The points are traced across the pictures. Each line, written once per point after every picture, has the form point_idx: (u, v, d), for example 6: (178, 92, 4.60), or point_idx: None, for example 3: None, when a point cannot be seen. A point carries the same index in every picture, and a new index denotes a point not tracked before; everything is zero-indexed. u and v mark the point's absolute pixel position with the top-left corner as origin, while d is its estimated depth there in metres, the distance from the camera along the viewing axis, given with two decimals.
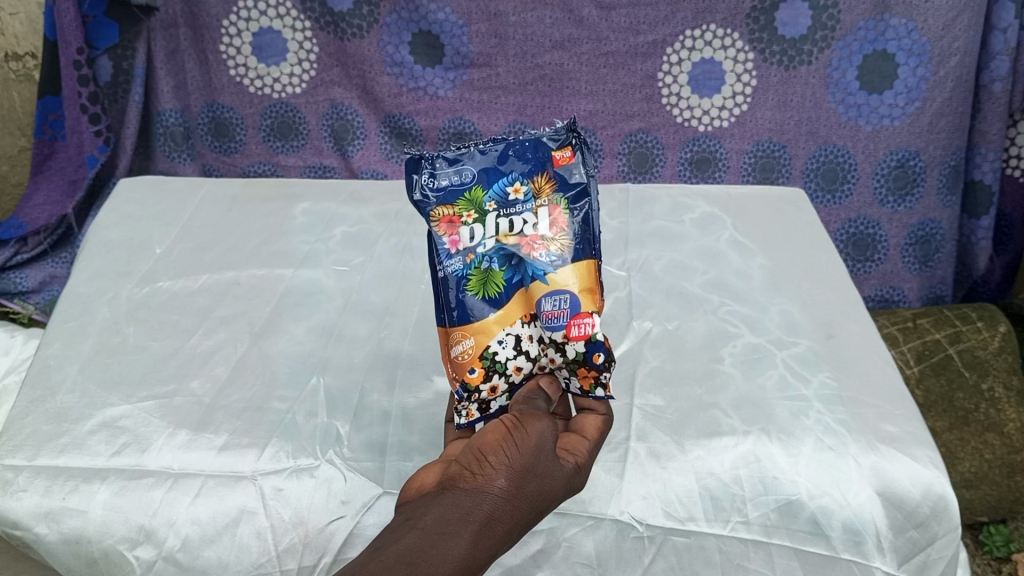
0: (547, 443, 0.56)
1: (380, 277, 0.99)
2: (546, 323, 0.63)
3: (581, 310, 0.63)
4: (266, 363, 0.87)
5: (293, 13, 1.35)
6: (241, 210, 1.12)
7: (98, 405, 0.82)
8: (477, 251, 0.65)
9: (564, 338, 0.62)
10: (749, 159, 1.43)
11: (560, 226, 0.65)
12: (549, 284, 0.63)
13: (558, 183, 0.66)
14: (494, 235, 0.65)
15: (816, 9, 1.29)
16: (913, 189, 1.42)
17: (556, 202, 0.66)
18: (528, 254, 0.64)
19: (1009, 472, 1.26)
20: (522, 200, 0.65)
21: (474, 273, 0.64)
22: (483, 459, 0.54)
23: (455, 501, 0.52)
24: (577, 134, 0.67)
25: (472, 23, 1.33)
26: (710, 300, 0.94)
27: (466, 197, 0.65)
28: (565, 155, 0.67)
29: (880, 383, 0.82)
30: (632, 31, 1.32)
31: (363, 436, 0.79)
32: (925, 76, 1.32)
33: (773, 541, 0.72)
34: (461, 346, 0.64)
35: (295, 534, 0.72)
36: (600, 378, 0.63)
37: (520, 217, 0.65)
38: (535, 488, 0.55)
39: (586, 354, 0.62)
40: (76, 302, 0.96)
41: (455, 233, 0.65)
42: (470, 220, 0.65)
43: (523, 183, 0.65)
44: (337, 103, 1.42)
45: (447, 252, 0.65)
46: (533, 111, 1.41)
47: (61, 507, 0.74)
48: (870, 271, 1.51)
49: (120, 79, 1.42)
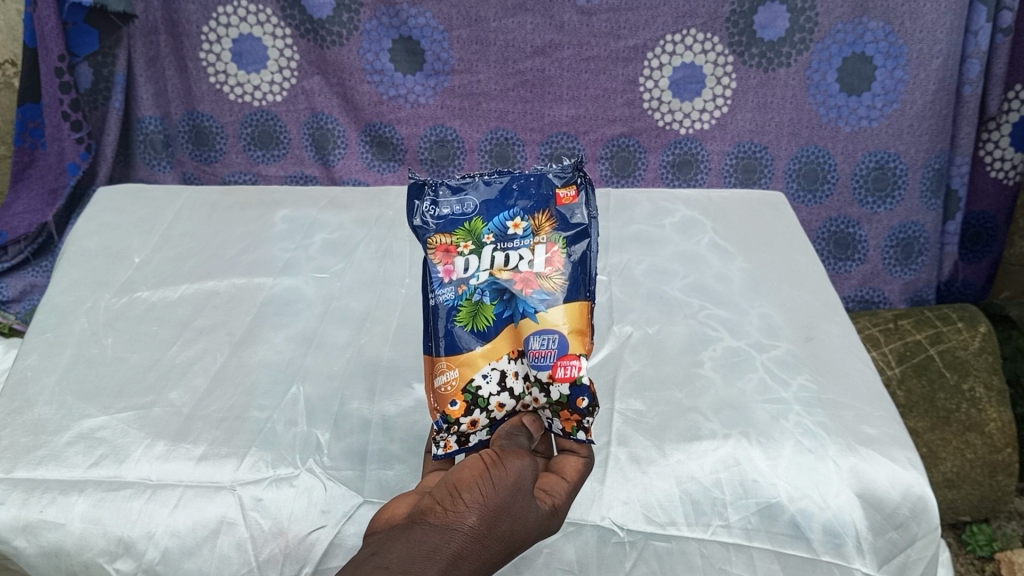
0: (523, 484, 0.57)
1: (360, 284, 0.99)
2: (533, 361, 0.64)
3: (569, 352, 0.63)
4: (245, 372, 0.87)
5: (273, 20, 1.34)
6: (221, 218, 1.12)
7: (75, 417, 0.82)
8: (470, 283, 0.65)
9: (549, 378, 0.63)
10: (730, 161, 1.44)
11: (556, 264, 0.65)
12: (538, 322, 0.64)
13: (559, 222, 0.66)
14: (488, 268, 0.65)
15: (794, 12, 1.30)
16: (893, 191, 1.43)
17: (555, 240, 0.66)
18: (521, 291, 0.65)
19: (990, 471, 1.27)
20: (521, 235, 0.65)
21: (465, 304, 0.65)
22: (458, 496, 0.55)
23: (424, 534, 0.52)
24: (584, 173, 0.67)
25: (452, 29, 1.33)
26: (690, 304, 0.94)
27: (465, 227, 0.65)
28: (570, 194, 0.66)
29: (859, 384, 0.83)
30: (612, 37, 1.33)
31: (343, 444, 0.78)
32: (903, 78, 1.33)
33: (754, 545, 0.72)
34: (445, 376, 0.64)
35: (276, 544, 0.72)
36: (582, 421, 0.64)
37: (516, 251, 0.65)
38: (507, 528, 0.55)
39: (570, 396, 0.63)
40: (54, 313, 0.95)
41: (449, 263, 0.65)
42: (466, 250, 0.65)
43: (524, 219, 0.66)
44: (317, 112, 1.42)
45: (440, 281, 0.65)
46: (514, 117, 1.41)
47: (39, 520, 0.73)
48: (851, 271, 1.52)
49: (100, 86, 1.40)
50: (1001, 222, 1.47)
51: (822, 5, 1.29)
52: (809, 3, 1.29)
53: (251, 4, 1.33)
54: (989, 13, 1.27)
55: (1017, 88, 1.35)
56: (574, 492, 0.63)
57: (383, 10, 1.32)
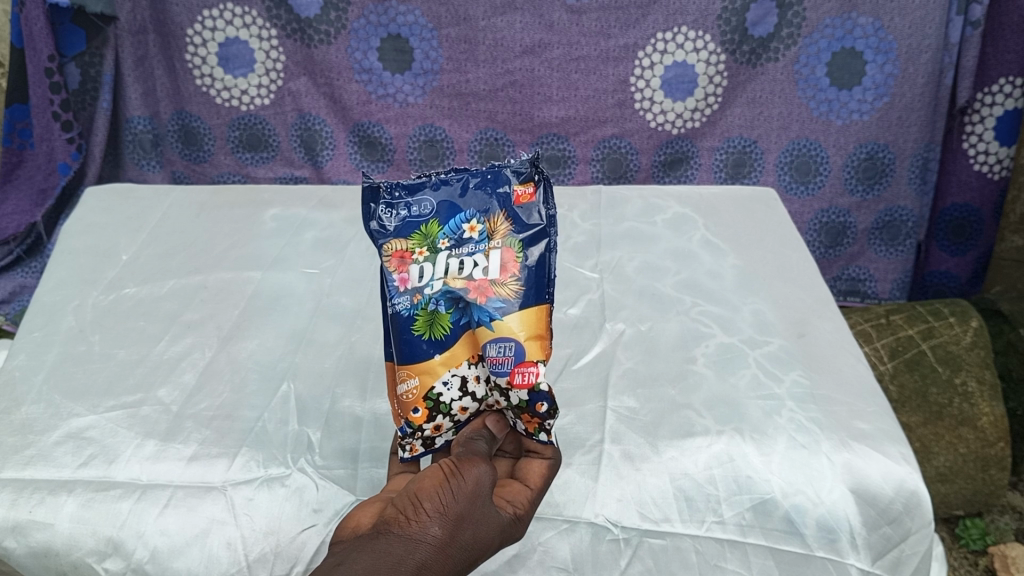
0: (485, 490, 0.58)
1: (351, 282, 0.99)
2: (491, 368, 0.63)
3: (526, 358, 0.62)
4: (234, 370, 0.86)
5: (259, 22, 1.33)
6: (210, 217, 1.11)
7: (64, 416, 0.81)
8: (425, 292, 0.65)
9: (508, 385, 0.62)
10: (719, 156, 1.44)
11: (511, 269, 0.65)
12: (494, 330, 0.63)
13: (515, 223, 0.67)
14: (443, 276, 0.66)
15: (783, 7, 1.29)
16: (882, 179, 1.44)
17: (509, 244, 0.66)
18: (476, 299, 0.64)
19: (983, 466, 1.27)
20: (476, 238, 0.67)
21: (421, 313, 0.65)
22: (419, 505, 0.56)
23: (387, 547, 0.53)
24: (540, 169, 0.68)
25: (441, 28, 1.33)
26: (682, 300, 0.94)
27: (421, 231, 0.67)
28: (527, 193, 0.68)
29: (852, 381, 0.82)
30: (602, 35, 1.33)
31: (335, 443, 0.78)
32: (892, 73, 1.33)
33: (749, 541, 0.72)
34: (406, 385, 0.65)
35: (266, 543, 0.71)
36: (544, 424, 0.64)
37: (471, 257, 0.66)
38: (470, 536, 0.56)
39: (529, 403, 0.62)
40: (41, 312, 0.94)
41: (404, 271, 0.66)
42: (421, 257, 0.67)
43: (478, 221, 0.67)
44: (305, 113, 1.42)
45: (396, 290, 0.66)
46: (504, 118, 1.41)
47: (27, 520, 0.72)
48: (839, 255, 1.53)
49: (88, 86, 1.39)
50: (987, 216, 1.47)
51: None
52: None
53: (237, 6, 1.32)
54: (959, 6, 1.26)
55: (999, 81, 1.34)
56: (538, 496, 0.64)
57: (372, 8, 1.32)
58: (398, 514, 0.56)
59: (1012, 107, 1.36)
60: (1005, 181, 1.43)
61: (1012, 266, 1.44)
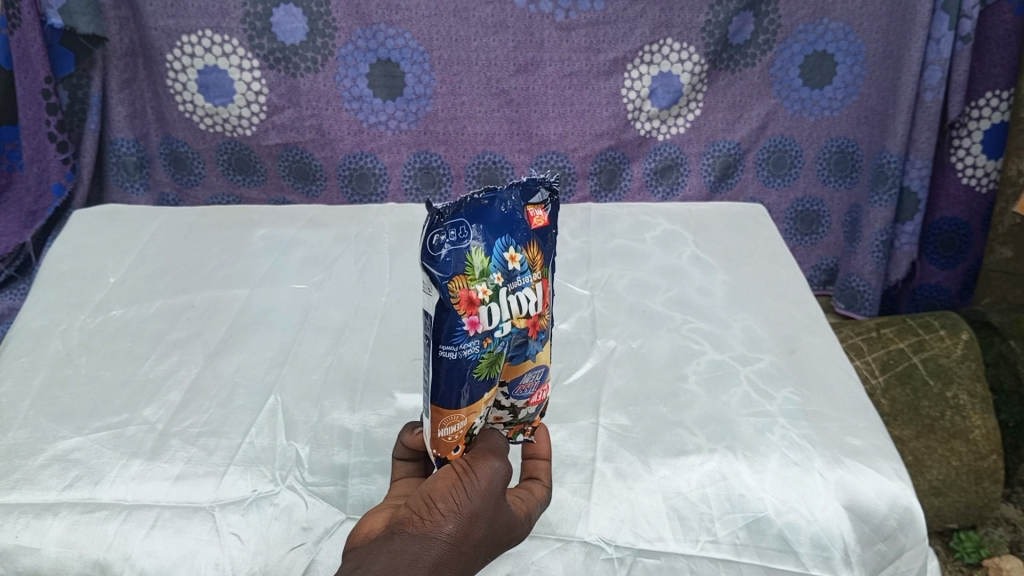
0: (498, 488, 0.57)
1: (338, 298, 0.98)
2: (517, 392, 0.63)
3: (544, 379, 0.65)
4: (221, 387, 0.85)
5: (240, 52, 1.33)
6: (199, 237, 1.11)
7: (49, 439, 0.80)
8: (494, 335, 0.57)
9: (525, 403, 0.64)
10: (707, 161, 1.44)
11: (544, 301, 0.62)
12: (536, 360, 0.62)
13: (541, 251, 0.61)
14: (508, 317, 0.58)
15: (759, 16, 1.31)
16: (852, 172, 1.46)
17: (541, 275, 0.61)
18: (530, 337, 0.60)
19: (977, 478, 1.27)
20: (521, 271, 0.59)
21: (486, 357, 0.57)
22: (433, 505, 0.55)
23: (402, 548, 0.53)
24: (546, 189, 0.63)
25: (433, 50, 1.33)
26: (673, 317, 0.94)
27: (474, 264, 0.56)
28: (539, 216, 0.62)
29: (844, 397, 0.82)
30: (591, 50, 1.33)
31: (325, 461, 0.77)
32: (861, 74, 1.36)
33: (744, 560, 0.71)
34: (452, 428, 0.58)
35: (255, 564, 0.70)
36: (524, 427, 0.66)
37: (523, 293, 0.59)
38: (484, 532, 0.55)
39: (530, 416, 0.65)
40: (28, 335, 0.93)
41: (474, 313, 0.55)
42: (485, 297, 0.56)
43: (519, 252, 0.59)
44: (289, 146, 1.42)
45: (465, 334, 0.55)
46: (501, 139, 1.42)
47: (13, 546, 0.72)
48: (814, 244, 1.55)
49: (77, 108, 1.38)
50: (976, 229, 1.48)
51: (785, 7, 1.30)
52: (772, 6, 1.30)
53: (215, 34, 1.31)
54: (951, 21, 1.24)
55: (987, 95, 1.35)
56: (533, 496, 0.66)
57: (360, 32, 1.31)
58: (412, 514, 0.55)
59: (1001, 120, 1.37)
60: (992, 194, 1.44)
61: (1000, 278, 1.46)
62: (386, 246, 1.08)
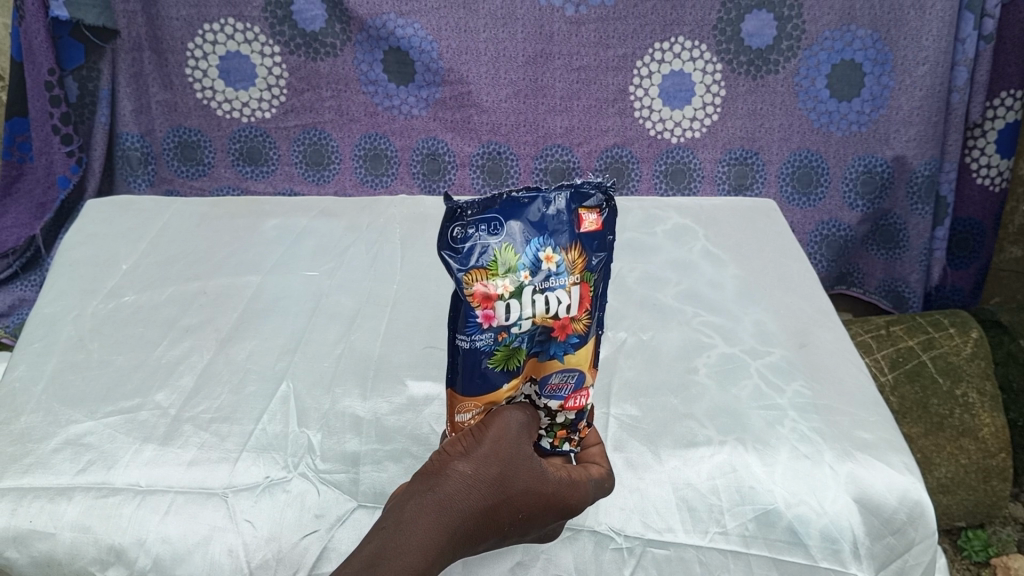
0: (525, 442, 0.61)
1: (350, 285, 0.99)
2: (547, 393, 0.63)
3: (582, 386, 0.64)
4: (232, 372, 0.86)
5: (262, 38, 1.30)
6: (212, 226, 1.11)
7: (62, 423, 0.80)
8: (511, 331, 0.57)
9: (559, 407, 0.64)
10: (723, 168, 1.39)
11: (587, 307, 0.60)
12: (565, 362, 0.61)
13: (589, 256, 0.59)
14: (530, 316, 0.57)
15: (782, 20, 1.27)
16: (881, 193, 1.39)
17: (586, 279, 0.59)
18: (557, 338, 0.60)
19: (985, 477, 1.27)
20: (555, 271, 0.57)
21: (502, 349, 0.58)
22: (447, 455, 0.61)
23: (422, 502, 0.59)
24: (607, 195, 0.60)
25: (442, 39, 1.29)
26: (684, 310, 0.94)
27: (497, 258, 0.56)
28: (593, 219, 0.59)
29: (854, 390, 0.82)
30: (602, 45, 1.30)
31: (336, 446, 0.78)
32: (889, 84, 1.31)
33: (752, 552, 0.72)
34: (468, 414, 0.62)
35: (268, 550, 0.72)
36: (571, 436, 0.68)
37: (553, 294, 0.58)
38: (496, 474, 0.60)
39: (573, 421, 0.66)
40: (42, 322, 0.94)
41: (489, 307, 0.56)
42: (504, 292, 0.56)
43: (556, 252, 0.57)
44: (310, 127, 1.37)
45: (478, 327, 0.57)
46: (507, 130, 1.36)
47: (28, 530, 0.72)
48: (836, 263, 1.48)
49: (87, 100, 1.35)
50: (989, 228, 1.47)
51: (809, 11, 1.27)
52: (795, 10, 1.27)
53: (238, 22, 1.30)
54: (975, 20, 1.26)
55: (1002, 95, 1.35)
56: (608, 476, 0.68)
57: (372, 22, 1.28)
58: (433, 463, 0.61)
59: (1013, 121, 1.36)
60: (1004, 194, 1.43)
61: (1011, 277, 1.46)
62: (397, 236, 1.09)
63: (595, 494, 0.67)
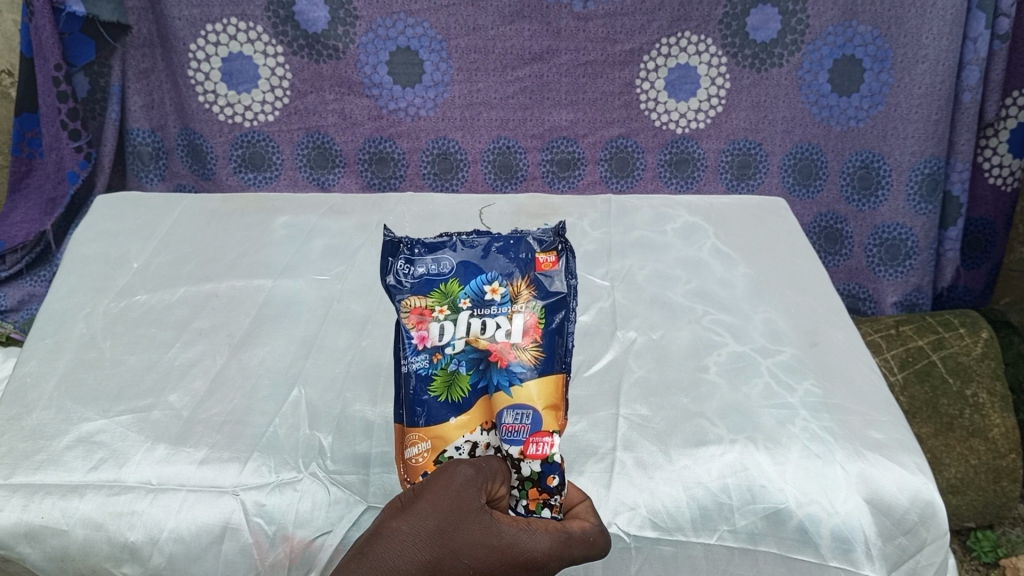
0: (473, 493, 0.56)
1: (361, 287, 0.99)
2: (504, 436, 0.59)
3: (541, 428, 0.59)
4: (244, 375, 0.86)
5: (265, 38, 1.30)
6: (222, 224, 1.11)
7: (74, 421, 0.81)
8: (446, 352, 0.62)
9: (519, 454, 0.59)
10: (725, 158, 1.38)
11: (533, 337, 0.62)
12: (512, 396, 0.60)
13: (537, 289, 0.63)
14: (465, 336, 0.62)
15: (785, 14, 1.27)
16: (878, 190, 1.38)
17: (533, 311, 0.63)
18: (498, 364, 0.61)
19: (995, 477, 1.27)
20: (499, 301, 0.63)
21: (440, 373, 0.61)
22: (394, 513, 0.57)
23: (359, 559, 0.55)
24: (564, 239, 0.65)
25: (450, 38, 1.30)
26: (694, 309, 0.93)
27: (441, 290, 0.63)
28: (549, 260, 0.64)
29: (865, 390, 0.82)
30: (608, 41, 1.29)
31: (348, 449, 0.77)
32: (888, 81, 1.30)
33: (761, 548, 0.73)
34: (416, 448, 0.60)
35: (281, 550, 0.73)
36: (548, 498, 0.60)
37: (493, 319, 0.62)
38: (438, 523, 0.55)
39: (540, 475, 0.59)
40: (53, 319, 0.94)
41: (424, 328, 0.62)
42: (441, 315, 0.62)
43: (500, 284, 0.63)
44: (313, 131, 1.37)
45: (414, 348, 0.62)
46: (515, 125, 1.36)
47: (39, 527, 0.72)
48: (838, 265, 1.47)
49: (98, 96, 1.35)
50: (1001, 228, 1.45)
51: (813, 7, 1.26)
52: (800, 5, 1.26)
53: (241, 22, 1.29)
54: (987, 19, 1.23)
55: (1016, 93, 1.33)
56: (595, 541, 0.60)
57: (380, 20, 1.29)
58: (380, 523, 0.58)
59: None
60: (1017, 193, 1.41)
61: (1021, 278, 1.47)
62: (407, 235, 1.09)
63: (573, 557, 0.59)
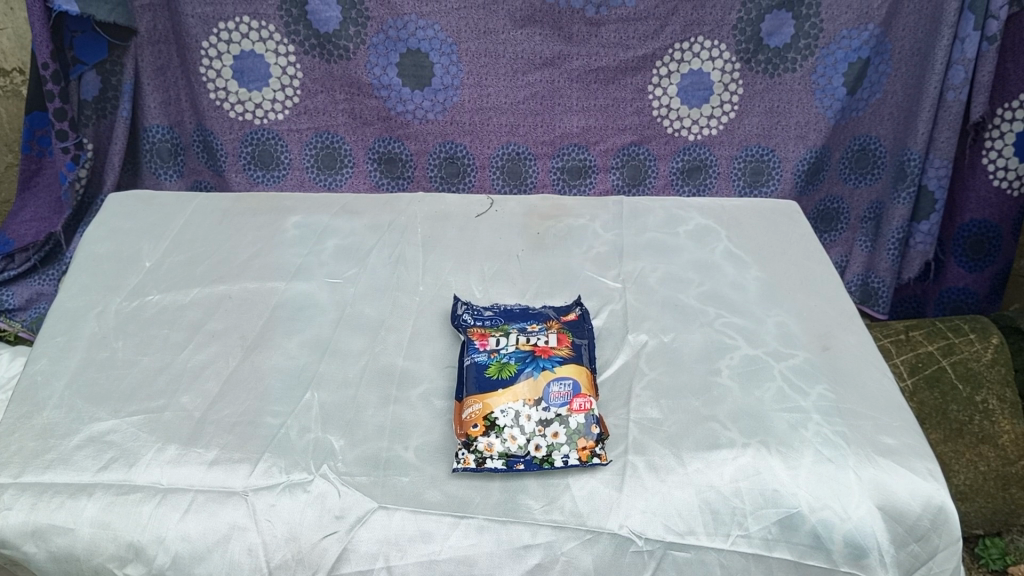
0: None
1: (373, 290, 0.99)
2: (552, 398, 0.77)
3: (581, 391, 0.78)
4: (257, 377, 0.86)
5: (276, 37, 1.30)
6: (234, 223, 1.11)
7: (86, 420, 0.81)
8: (500, 352, 0.83)
9: (568, 411, 0.77)
10: (738, 165, 1.38)
11: (565, 343, 0.84)
12: (555, 372, 0.79)
13: (567, 324, 0.88)
14: (514, 344, 0.84)
15: (799, 18, 1.26)
16: (873, 171, 1.39)
17: (562, 331, 0.86)
18: (540, 354, 0.82)
19: (1003, 484, 1.24)
20: (539, 329, 0.87)
21: (494, 363, 0.81)
22: None
23: None
24: (581, 307, 0.93)
25: (460, 42, 1.29)
26: (706, 312, 0.93)
27: (496, 325, 0.89)
28: (572, 315, 0.91)
29: (877, 395, 0.81)
30: (621, 47, 1.29)
31: (359, 450, 0.77)
32: (887, 73, 1.30)
33: (775, 555, 0.72)
34: (472, 407, 0.77)
35: (287, 551, 0.72)
36: (592, 450, 0.75)
37: (535, 335, 0.85)
38: None
39: (585, 425, 0.76)
40: (65, 318, 0.94)
41: (484, 339, 0.85)
42: (496, 335, 0.86)
43: (539, 323, 0.89)
44: (321, 131, 1.37)
45: (476, 348, 0.84)
46: (524, 131, 1.36)
47: (47, 525, 0.72)
48: (834, 240, 1.47)
49: (109, 95, 1.35)
50: (1006, 232, 1.41)
51: (826, 10, 1.26)
52: (813, 9, 1.26)
53: (254, 20, 1.29)
54: (977, 20, 1.21)
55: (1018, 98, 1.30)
56: None
57: (390, 22, 1.28)
58: None
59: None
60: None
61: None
62: (419, 237, 1.09)
63: None
